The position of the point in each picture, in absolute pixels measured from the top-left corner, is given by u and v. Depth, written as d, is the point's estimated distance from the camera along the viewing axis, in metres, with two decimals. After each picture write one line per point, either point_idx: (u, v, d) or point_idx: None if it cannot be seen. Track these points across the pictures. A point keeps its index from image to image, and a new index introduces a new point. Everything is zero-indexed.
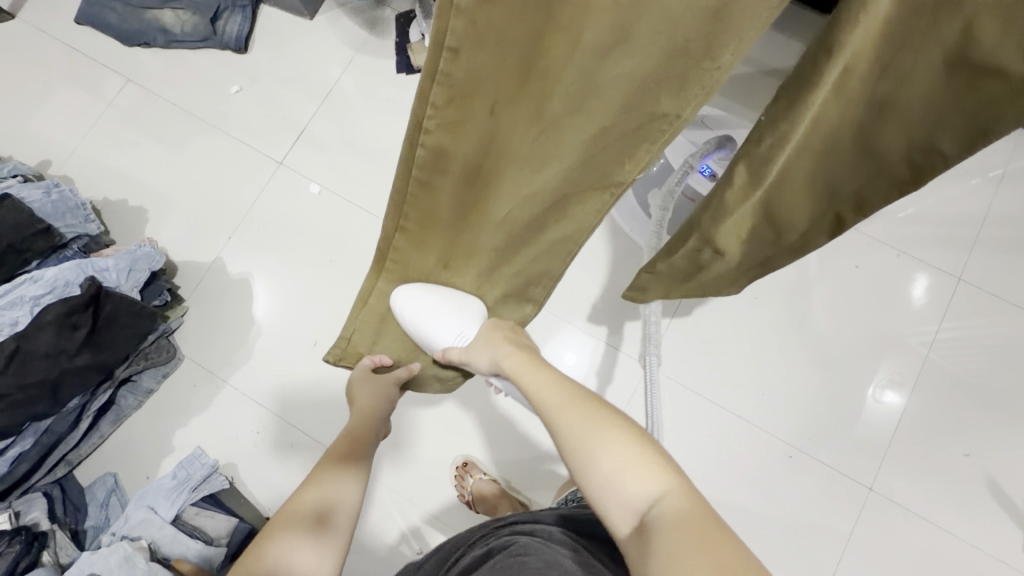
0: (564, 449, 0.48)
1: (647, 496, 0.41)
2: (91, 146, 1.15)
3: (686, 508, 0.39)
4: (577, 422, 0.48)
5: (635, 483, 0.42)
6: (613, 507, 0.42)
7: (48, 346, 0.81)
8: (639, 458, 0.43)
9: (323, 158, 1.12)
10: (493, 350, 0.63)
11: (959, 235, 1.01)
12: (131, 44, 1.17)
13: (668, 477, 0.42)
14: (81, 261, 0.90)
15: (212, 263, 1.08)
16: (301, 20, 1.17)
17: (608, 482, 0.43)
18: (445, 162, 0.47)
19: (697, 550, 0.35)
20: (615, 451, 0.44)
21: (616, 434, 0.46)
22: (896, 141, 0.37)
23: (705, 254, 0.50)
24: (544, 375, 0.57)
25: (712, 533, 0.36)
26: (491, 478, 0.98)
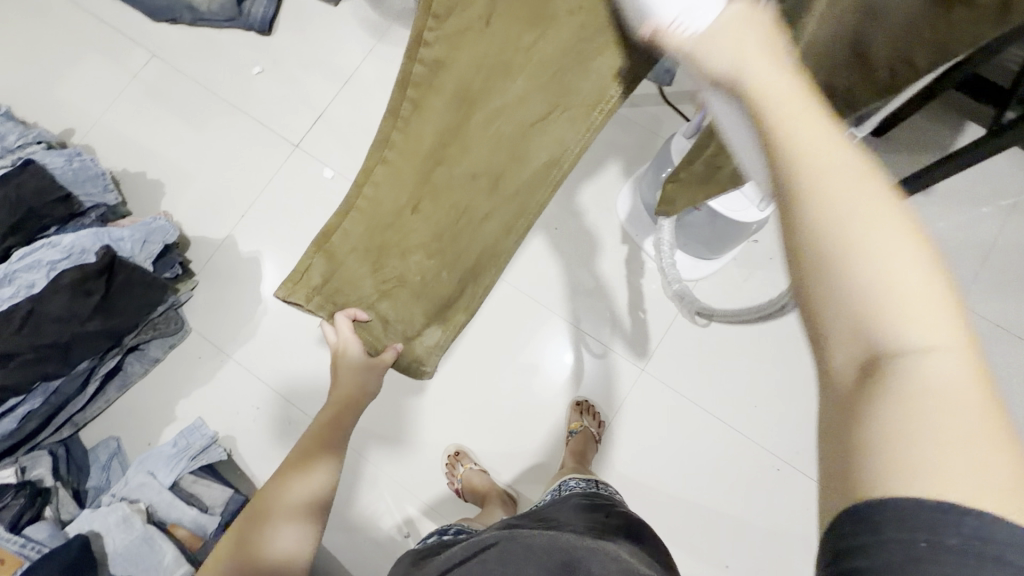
0: (797, 212, 0.27)
1: (913, 346, 0.24)
2: (114, 116, 1.17)
3: (974, 393, 0.23)
4: (831, 169, 0.27)
5: (915, 326, 0.24)
6: (836, 339, 0.26)
7: (62, 310, 0.84)
8: (937, 303, 0.25)
9: (338, 143, 1.13)
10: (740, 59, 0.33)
11: (967, 261, 1.01)
12: (158, 20, 1.20)
13: (964, 342, 0.24)
14: (98, 230, 0.92)
15: (224, 240, 1.10)
16: (327, 6, 1.19)
17: (859, 304, 0.25)
18: (438, 82, 0.50)
19: (976, 456, 0.22)
20: (894, 256, 0.25)
21: (925, 276, 0.25)
22: (885, 51, 0.45)
23: (718, 161, 0.59)
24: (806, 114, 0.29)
25: (1007, 449, 0.23)
26: (482, 469, 1.00)
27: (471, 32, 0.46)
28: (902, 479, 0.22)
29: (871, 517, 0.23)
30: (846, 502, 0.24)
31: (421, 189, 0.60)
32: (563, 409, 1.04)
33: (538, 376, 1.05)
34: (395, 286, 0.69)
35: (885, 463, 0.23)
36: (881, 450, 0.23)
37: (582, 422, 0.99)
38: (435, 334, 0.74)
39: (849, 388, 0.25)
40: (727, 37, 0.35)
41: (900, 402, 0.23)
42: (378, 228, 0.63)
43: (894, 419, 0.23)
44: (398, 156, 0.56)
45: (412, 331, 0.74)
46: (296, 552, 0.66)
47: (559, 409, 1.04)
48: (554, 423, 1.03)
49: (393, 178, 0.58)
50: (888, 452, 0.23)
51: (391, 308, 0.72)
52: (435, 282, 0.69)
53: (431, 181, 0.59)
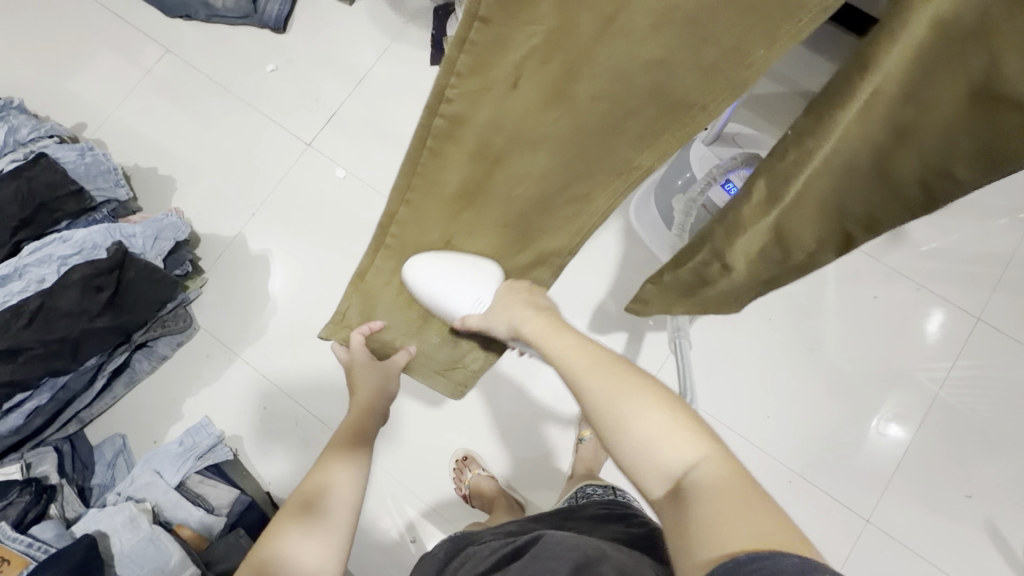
0: (594, 412, 0.46)
1: (685, 463, 0.40)
2: (126, 111, 1.17)
3: (726, 479, 0.38)
4: (599, 381, 0.47)
5: (671, 449, 0.41)
6: (645, 474, 0.41)
7: (72, 305, 0.83)
8: (682, 428, 0.41)
9: (350, 143, 1.13)
10: (509, 315, 0.62)
11: (982, 273, 1.00)
12: (173, 16, 1.19)
13: (707, 444, 0.40)
14: (110, 226, 0.91)
15: (234, 238, 1.10)
16: (341, 5, 1.18)
17: (644, 449, 0.41)
18: (459, 133, 0.50)
19: (742, 517, 0.35)
20: (644, 414, 0.43)
21: (670, 425, 0.42)
22: (909, 163, 0.38)
23: (713, 267, 0.52)
24: (562, 338, 0.55)
25: (755, 503, 0.36)
26: (491, 475, 0.99)
27: (494, 91, 0.46)
28: (710, 551, 0.34)
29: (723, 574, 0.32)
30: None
31: (454, 227, 0.64)
32: (571, 415, 1.03)
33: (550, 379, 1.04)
34: (434, 315, 0.74)
35: (698, 546, 0.35)
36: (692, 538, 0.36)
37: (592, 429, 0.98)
38: (476, 359, 0.80)
39: (665, 501, 0.40)
40: (502, 300, 0.64)
41: (687, 501, 0.38)
42: (409, 261, 0.67)
43: (693, 511, 0.37)
44: (427, 206, 0.59)
45: (455, 355, 0.80)
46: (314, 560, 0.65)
47: (567, 415, 1.03)
48: (562, 430, 1.02)
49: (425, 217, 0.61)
50: (692, 536, 0.36)
51: (432, 333, 0.77)
52: None
53: (459, 221, 0.63)
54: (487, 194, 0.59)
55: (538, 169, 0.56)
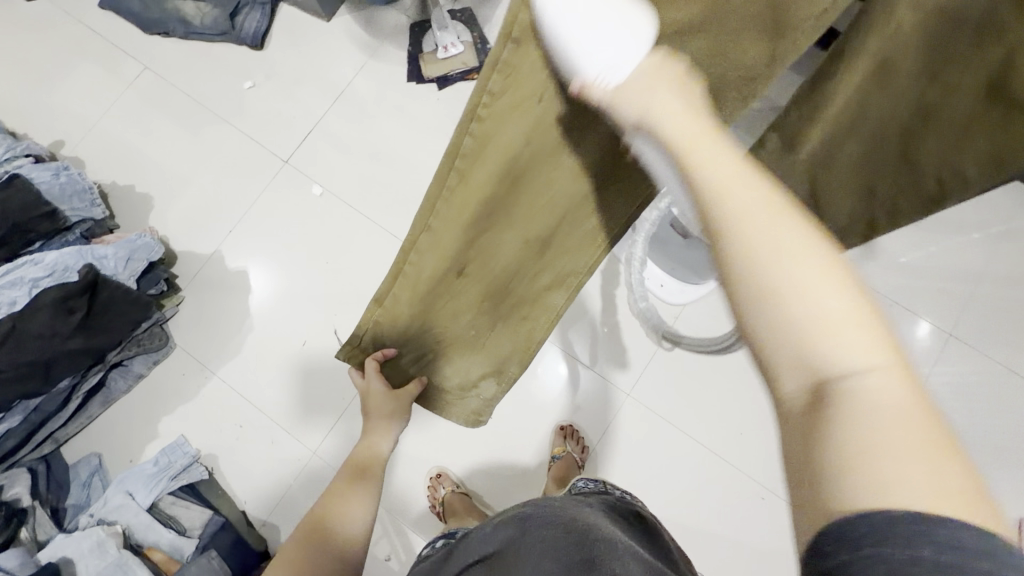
0: (738, 258, 0.27)
1: (855, 363, 0.25)
2: (105, 128, 1.17)
3: (907, 403, 0.24)
4: (756, 205, 0.28)
5: (853, 342, 0.25)
6: (783, 360, 0.26)
7: (44, 327, 0.83)
8: (865, 315, 0.25)
9: (328, 159, 1.13)
10: (651, 98, 0.34)
11: (954, 288, 1.00)
12: (151, 33, 1.20)
13: (892, 354, 0.25)
14: (82, 248, 0.91)
15: (211, 255, 1.10)
16: (319, 22, 1.18)
17: (803, 332, 0.25)
18: (490, 158, 0.42)
19: (923, 467, 0.22)
20: (810, 275, 0.26)
21: (862, 313, 0.25)
22: (932, 159, 0.44)
23: (747, 210, 0.59)
24: (716, 157, 0.30)
25: (950, 454, 0.23)
26: (462, 491, 0.98)
27: (525, 100, 0.38)
28: (861, 497, 0.22)
29: (843, 531, 0.22)
30: (823, 521, 0.23)
31: (465, 259, 0.55)
32: (547, 432, 1.03)
33: (526, 396, 1.04)
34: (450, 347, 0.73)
35: (856, 487, 0.23)
36: (847, 469, 0.23)
37: (566, 448, 0.99)
38: (489, 387, 0.81)
39: (806, 409, 0.25)
40: (642, 80, 0.35)
41: (848, 416, 0.24)
42: (423, 293, 0.59)
43: (857, 429, 0.23)
44: (443, 224, 0.49)
45: (469, 382, 0.80)
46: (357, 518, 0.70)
47: (544, 431, 1.03)
48: (538, 447, 1.03)
49: (451, 225, 0.49)
50: (846, 463, 0.23)
51: (447, 366, 0.76)
52: (486, 333, 0.72)
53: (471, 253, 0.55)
54: (504, 226, 0.53)
55: (561, 179, 0.49)
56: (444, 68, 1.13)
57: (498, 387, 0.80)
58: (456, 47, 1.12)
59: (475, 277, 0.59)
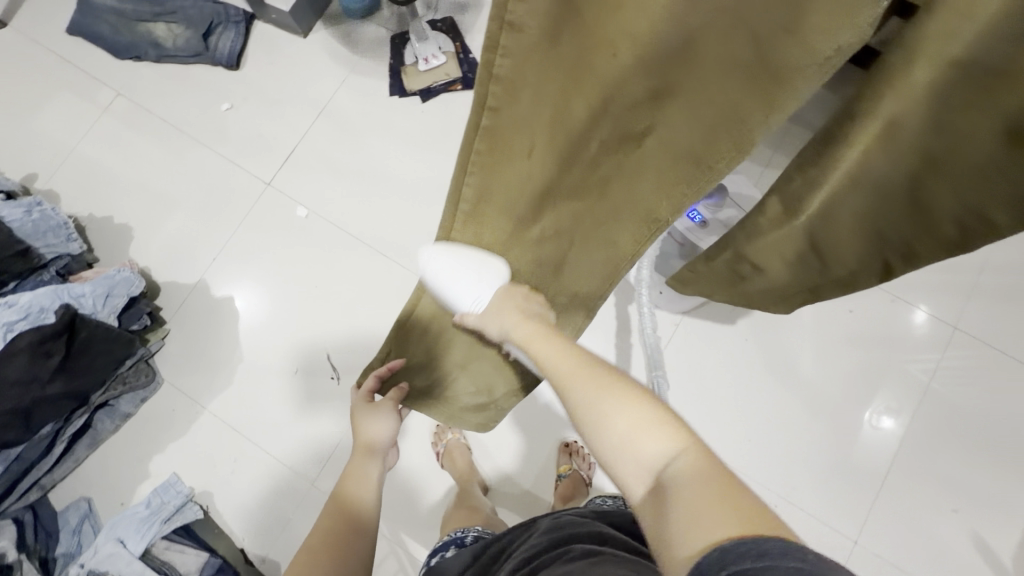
0: (575, 415, 0.46)
1: (660, 455, 0.38)
2: (80, 158, 1.14)
3: (703, 470, 0.35)
4: (582, 381, 0.47)
5: (651, 446, 0.39)
6: (623, 468, 0.40)
7: (21, 373, 0.79)
8: (661, 424, 0.40)
9: (311, 180, 1.10)
10: (499, 320, 0.61)
11: (956, 281, 0.99)
12: (122, 57, 1.16)
13: (685, 436, 0.38)
14: (57, 287, 0.87)
15: (196, 285, 1.07)
16: (296, 38, 1.15)
17: (625, 445, 0.40)
18: (500, 138, 0.49)
19: (717, 511, 0.32)
20: (617, 408, 0.42)
21: (654, 419, 0.40)
22: (947, 202, 0.40)
23: (745, 268, 0.58)
24: (547, 342, 0.55)
25: (737, 496, 0.33)
26: (469, 446, 0.99)
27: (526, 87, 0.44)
28: (686, 548, 0.32)
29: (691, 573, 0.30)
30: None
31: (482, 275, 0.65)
32: (551, 450, 1.00)
33: (527, 414, 1.01)
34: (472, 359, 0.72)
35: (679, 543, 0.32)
36: (664, 536, 0.34)
37: (572, 466, 0.96)
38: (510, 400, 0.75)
39: (646, 499, 0.38)
40: (492, 310, 0.62)
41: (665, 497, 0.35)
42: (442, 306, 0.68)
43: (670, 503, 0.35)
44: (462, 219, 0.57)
45: (486, 395, 0.74)
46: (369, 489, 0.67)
47: (548, 449, 1.00)
48: (543, 466, 0.99)
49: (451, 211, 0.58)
50: (668, 531, 0.34)
51: (463, 380, 0.74)
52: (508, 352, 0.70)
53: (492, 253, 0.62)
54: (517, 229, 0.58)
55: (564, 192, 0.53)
56: (427, 80, 1.10)
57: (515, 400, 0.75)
58: (437, 58, 1.09)
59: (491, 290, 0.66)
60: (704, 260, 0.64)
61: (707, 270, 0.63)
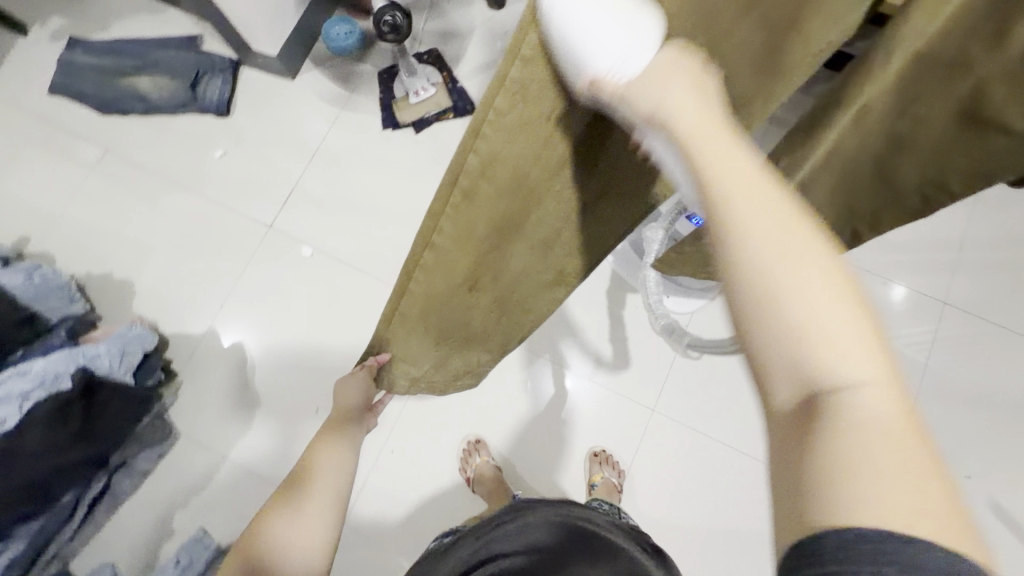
0: (724, 247, 0.25)
1: (845, 375, 0.23)
2: (72, 217, 1.12)
3: (891, 414, 0.22)
4: (753, 197, 0.25)
5: (840, 351, 0.23)
6: (778, 364, 0.24)
7: (40, 443, 0.77)
8: (858, 327, 0.23)
9: (313, 218, 1.11)
10: (663, 91, 0.29)
11: (940, 258, 1.04)
12: (107, 113, 1.16)
13: (884, 360, 0.23)
14: (71, 351, 0.86)
15: (204, 333, 1.06)
16: (284, 81, 1.17)
17: (800, 340, 0.23)
18: (494, 184, 0.33)
19: (899, 482, 0.21)
20: (810, 276, 0.24)
21: (858, 317, 0.23)
22: (913, 172, 0.44)
23: None
24: (721, 142, 0.27)
25: (923, 463, 0.21)
26: (496, 464, 0.99)
27: (535, 121, 0.30)
28: (843, 509, 0.21)
29: (821, 546, 0.21)
30: (799, 535, 0.22)
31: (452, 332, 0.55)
32: (578, 461, 1.01)
33: (549, 428, 1.03)
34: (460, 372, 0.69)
35: (829, 501, 0.21)
36: (823, 488, 0.22)
37: (602, 474, 0.97)
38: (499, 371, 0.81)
39: (790, 418, 0.23)
40: (649, 76, 0.29)
41: (837, 431, 0.22)
42: (413, 356, 0.58)
43: (837, 437, 0.22)
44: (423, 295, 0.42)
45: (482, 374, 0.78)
46: (315, 535, 0.58)
47: (575, 460, 1.01)
48: (572, 477, 1.01)
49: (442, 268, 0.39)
50: (833, 484, 0.21)
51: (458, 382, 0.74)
52: (493, 352, 0.68)
53: (460, 315, 0.50)
54: (497, 277, 0.47)
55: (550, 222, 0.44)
56: (419, 111, 1.13)
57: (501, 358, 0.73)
58: (427, 90, 1.12)
59: (456, 335, 0.56)
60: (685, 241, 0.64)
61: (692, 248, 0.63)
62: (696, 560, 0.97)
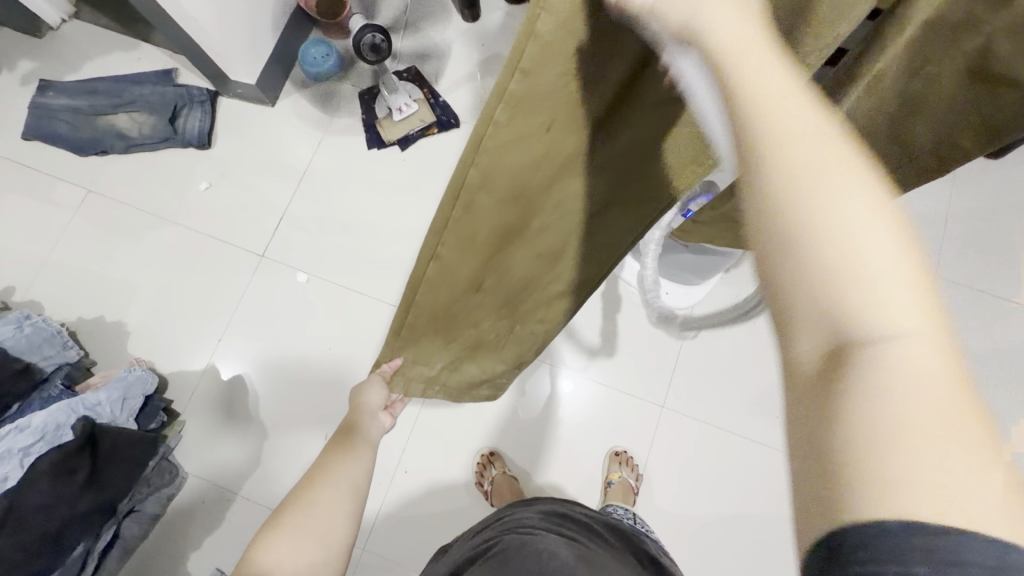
0: (758, 188, 0.21)
1: (885, 337, 0.19)
2: (58, 262, 1.10)
3: (945, 386, 0.18)
4: (801, 135, 0.21)
5: (884, 304, 0.19)
6: (806, 319, 0.20)
7: (49, 495, 0.75)
8: (906, 276, 0.20)
9: (306, 244, 1.10)
10: None
11: (929, 233, 1.07)
12: (86, 154, 1.14)
13: (936, 328, 0.19)
14: (71, 400, 0.85)
15: (204, 369, 1.04)
16: (264, 108, 1.16)
17: (833, 292, 0.20)
18: (500, 188, 0.32)
19: (950, 475, 0.18)
20: (846, 226, 0.20)
21: (911, 281, 0.20)
22: (925, 135, 0.43)
23: (748, 214, 0.59)
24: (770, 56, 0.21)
25: (980, 451, 0.18)
26: (512, 475, 0.98)
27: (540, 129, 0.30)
28: (881, 501, 0.18)
29: (853, 541, 0.18)
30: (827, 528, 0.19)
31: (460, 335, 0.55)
32: (593, 464, 1.01)
33: (561, 434, 1.03)
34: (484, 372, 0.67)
35: (863, 485, 0.18)
36: (855, 461, 0.18)
37: (619, 473, 0.97)
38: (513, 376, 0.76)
39: (817, 377, 0.20)
40: None
41: (875, 411, 0.19)
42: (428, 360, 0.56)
43: (875, 408, 0.18)
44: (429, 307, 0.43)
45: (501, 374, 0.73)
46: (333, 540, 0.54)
47: (590, 463, 1.01)
48: (588, 481, 1.00)
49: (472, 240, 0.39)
50: (866, 457, 0.18)
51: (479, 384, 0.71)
52: (520, 347, 0.66)
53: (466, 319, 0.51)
54: (503, 280, 0.47)
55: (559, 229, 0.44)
56: (404, 128, 1.13)
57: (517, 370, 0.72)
58: (410, 106, 1.12)
59: (471, 334, 0.56)
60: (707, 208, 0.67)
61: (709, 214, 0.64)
62: (719, 552, 0.97)
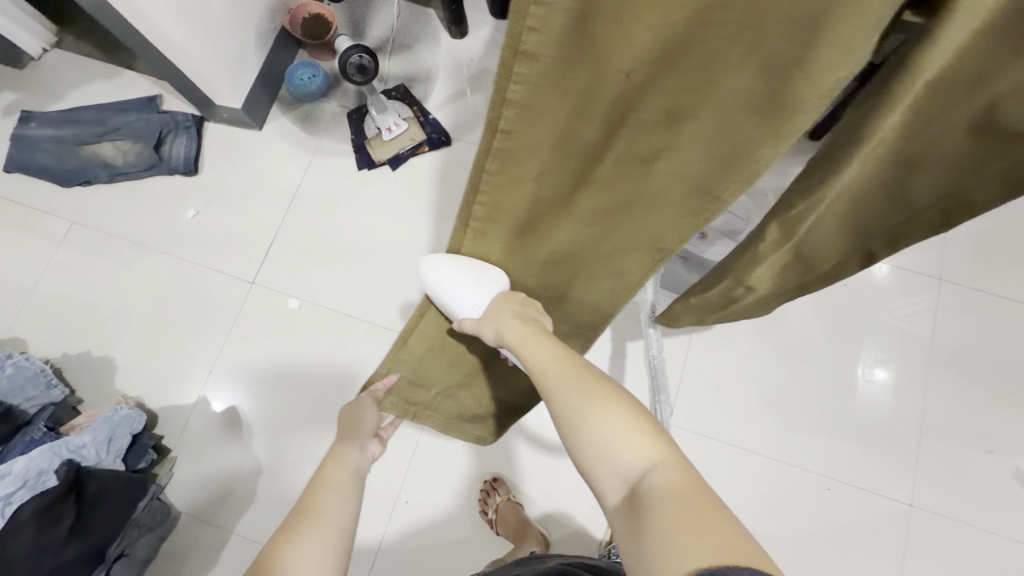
0: (562, 422, 0.46)
1: (637, 467, 0.40)
2: (42, 297, 1.07)
3: (677, 481, 0.37)
4: (566, 390, 0.47)
5: (626, 455, 0.40)
6: (603, 477, 0.41)
7: (32, 545, 0.71)
8: (636, 435, 0.41)
9: (297, 268, 1.07)
10: (496, 320, 0.54)
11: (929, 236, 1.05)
12: (69, 185, 1.11)
13: (663, 448, 0.40)
14: (54, 443, 0.82)
15: (196, 402, 1.01)
16: (252, 132, 1.14)
17: (607, 449, 0.41)
18: (517, 167, 0.39)
19: (698, 524, 0.33)
20: (602, 419, 0.43)
21: (639, 435, 0.41)
22: (928, 190, 0.39)
23: (738, 290, 0.53)
24: (541, 344, 0.52)
25: (705, 505, 0.34)
26: (517, 500, 0.95)
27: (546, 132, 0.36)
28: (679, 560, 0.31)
29: None
30: None
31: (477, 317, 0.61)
32: None
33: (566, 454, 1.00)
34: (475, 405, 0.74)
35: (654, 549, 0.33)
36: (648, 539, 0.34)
37: None
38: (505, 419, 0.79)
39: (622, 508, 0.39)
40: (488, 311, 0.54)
41: (648, 510, 0.36)
42: (432, 362, 0.65)
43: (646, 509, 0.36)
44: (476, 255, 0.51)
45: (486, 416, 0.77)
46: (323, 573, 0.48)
47: None
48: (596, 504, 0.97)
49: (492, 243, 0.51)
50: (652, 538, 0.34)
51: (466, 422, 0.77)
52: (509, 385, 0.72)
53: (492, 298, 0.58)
54: (525, 260, 0.53)
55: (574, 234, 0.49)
56: (394, 147, 1.11)
57: (512, 417, 0.79)
58: (399, 125, 1.10)
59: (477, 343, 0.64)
60: (693, 288, 0.60)
61: (698, 299, 0.59)
62: None
